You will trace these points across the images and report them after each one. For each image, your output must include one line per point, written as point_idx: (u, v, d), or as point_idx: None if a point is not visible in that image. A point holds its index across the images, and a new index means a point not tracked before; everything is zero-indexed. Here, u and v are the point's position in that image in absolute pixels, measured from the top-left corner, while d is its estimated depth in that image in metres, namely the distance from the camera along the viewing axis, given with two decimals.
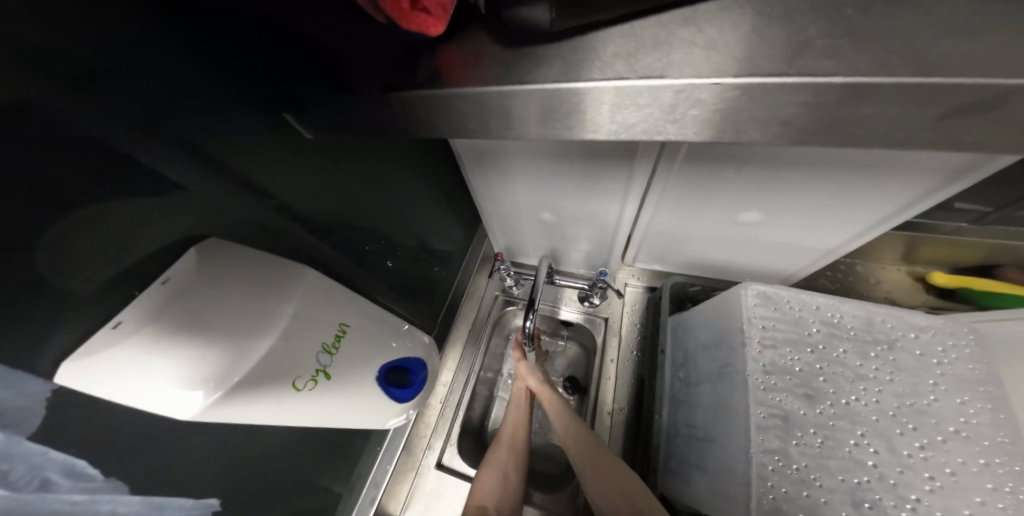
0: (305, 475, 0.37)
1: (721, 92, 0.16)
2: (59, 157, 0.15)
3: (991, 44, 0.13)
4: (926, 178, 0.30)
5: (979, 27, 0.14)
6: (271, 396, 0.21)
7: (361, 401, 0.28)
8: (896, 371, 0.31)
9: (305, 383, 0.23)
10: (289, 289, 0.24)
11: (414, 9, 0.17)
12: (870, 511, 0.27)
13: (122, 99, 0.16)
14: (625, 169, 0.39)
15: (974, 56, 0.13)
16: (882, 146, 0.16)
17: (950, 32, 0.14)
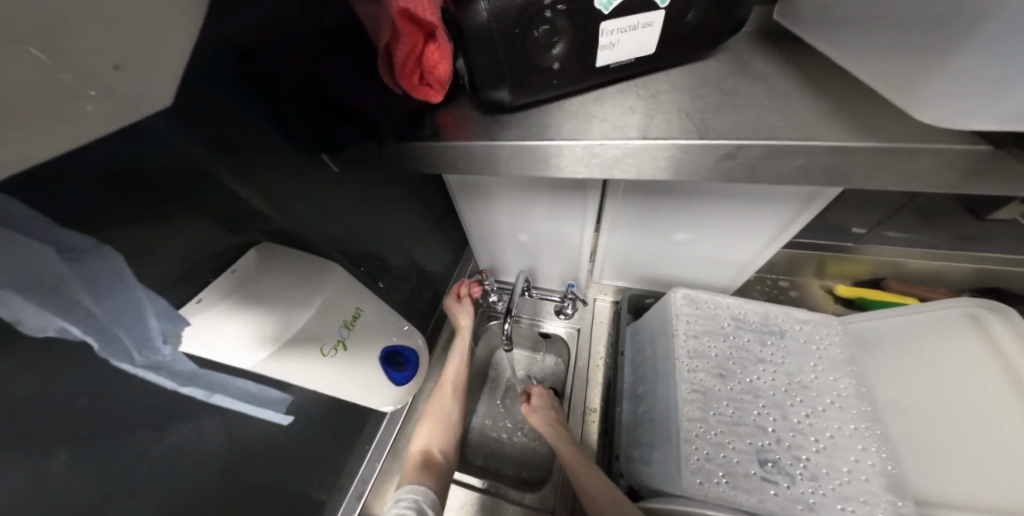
0: (308, 464, 0.41)
1: (607, 147, 0.27)
2: (164, 170, 0.22)
3: (738, 125, 0.26)
4: (790, 203, 0.42)
5: (735, 116, 0.27)
6: (305, 353, 0.28)
7: (367, 375, 0.34)
8: (786, 354, 0.40)
9: (329, 349, 0.30)
10: (318, 284, 0.31)
11: (421, 85, 0.27)
12: (772, 468, 0.34)
13: (206, 131, 0.24)
14: (581, 198, 0.49)
15: (727, 131, 0.25)
16: (704, 177, 0.27)
17: (720, 118, 0.27)
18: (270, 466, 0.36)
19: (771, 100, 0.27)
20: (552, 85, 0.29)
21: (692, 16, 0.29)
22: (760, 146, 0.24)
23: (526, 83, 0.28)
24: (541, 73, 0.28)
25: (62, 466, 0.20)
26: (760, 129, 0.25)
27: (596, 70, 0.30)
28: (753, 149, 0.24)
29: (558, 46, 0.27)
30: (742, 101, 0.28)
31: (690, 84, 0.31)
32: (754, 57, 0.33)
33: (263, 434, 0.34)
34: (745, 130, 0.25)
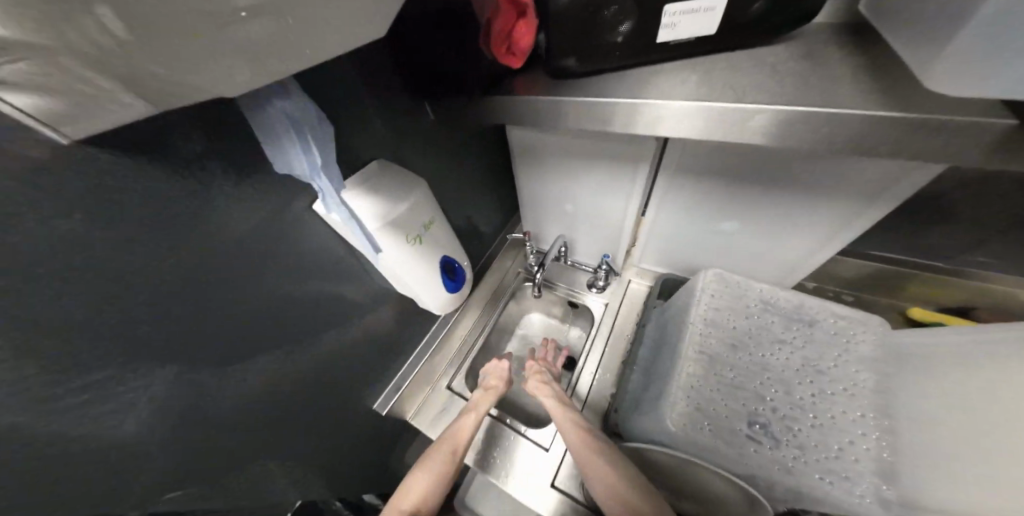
0: (378, 336, 0.56)
1: (644, 108, 0.33)
2: (335, 91, 0.34)
3: (767, 95, 0.30)
4: (851, 201, 0.44)
5: (770, 88, 0.31)
6: (396, 235, 0.40)
7: (428, 270, 0.46)
8: (807, 340, 0.40)
9: (410, 237, 0.41)
10: (412, 188, 0.42)
11: (507, 53, 0.36)
12: (759, 429, 0.36)
13: (361, 70, 0.36)
14: (630, 172, 0.55)
15: (753, 99, 0.30)
16: (729, 137, 0.31)
17: (753, 89, 0.31)
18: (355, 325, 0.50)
19: (814, 78, 0.31)
20: (614, 57, 0.36)
21: (758, 6, 0.33)
22: (780, 112, 0.28)
23: (591, 53, 0.35)
24: (605, 47, 0.35)
25: (261, 257, 0.33)
26: (789, 98, 0.29)
27: (655, 46, 0.35)
28: (773, 116, 0.29)
29: (624, 25, 0.33)
30: (783, 78, 0.32)
31: (743, 64, 0.35)
32: (819, 46, 0.36)
33: (359, 298, 0.48)
34: (771, 98, 0.29)
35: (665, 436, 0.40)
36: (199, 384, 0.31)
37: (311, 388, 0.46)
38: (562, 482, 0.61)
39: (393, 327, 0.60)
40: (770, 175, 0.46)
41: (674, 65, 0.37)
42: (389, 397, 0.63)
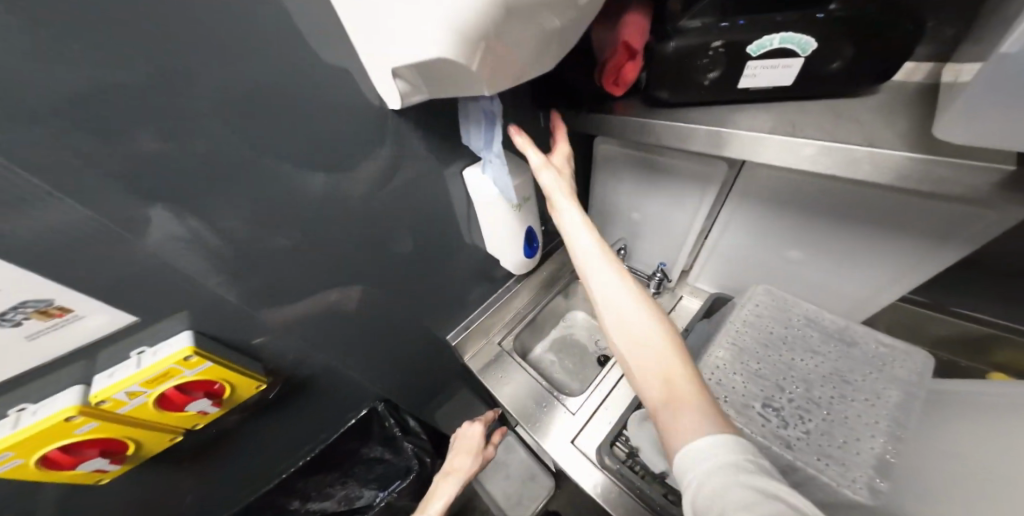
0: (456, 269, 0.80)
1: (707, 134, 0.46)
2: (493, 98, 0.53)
3: (812, 132, 0.39)
4: (923, 242, 0.47)
5: (820, 128, 0.40)
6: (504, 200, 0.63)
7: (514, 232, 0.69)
8: (842, 356, 0.47)
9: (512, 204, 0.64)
10: (520, 173, 0.63)
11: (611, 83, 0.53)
12: (770, 410, 0.44)
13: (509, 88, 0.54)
14: (697, 192, 0.66)
15: (797, 134, 0.40)
16: (775, 162, 0.42)
17: (803, 127, 0.41)
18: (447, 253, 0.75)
19: (865, 123, 0.39)
20: (700, 92, 0.48)
21: (835, 65, 0.40)
22: (815, 147, 0.38)
23: (681, 87, 0.48)
24: (694, 84, 0.47)
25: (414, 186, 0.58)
26: (831, 136, 0.38)
27: (735, 90, 0.46)
28: (810, 147, 0.38)
29: (712, 71, 0.45)
30: (840, 120, 0.40)
31: (812, 108, 0.44)
32: (892, 99, 0.42)
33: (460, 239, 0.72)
34: (814, 135, 0.39)
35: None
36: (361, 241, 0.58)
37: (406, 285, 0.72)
38: (580, 442, 0.73)
39: (467, 257, 0.81)
40: (835, 209, 0.52)
41: (751, 103, 0.47)
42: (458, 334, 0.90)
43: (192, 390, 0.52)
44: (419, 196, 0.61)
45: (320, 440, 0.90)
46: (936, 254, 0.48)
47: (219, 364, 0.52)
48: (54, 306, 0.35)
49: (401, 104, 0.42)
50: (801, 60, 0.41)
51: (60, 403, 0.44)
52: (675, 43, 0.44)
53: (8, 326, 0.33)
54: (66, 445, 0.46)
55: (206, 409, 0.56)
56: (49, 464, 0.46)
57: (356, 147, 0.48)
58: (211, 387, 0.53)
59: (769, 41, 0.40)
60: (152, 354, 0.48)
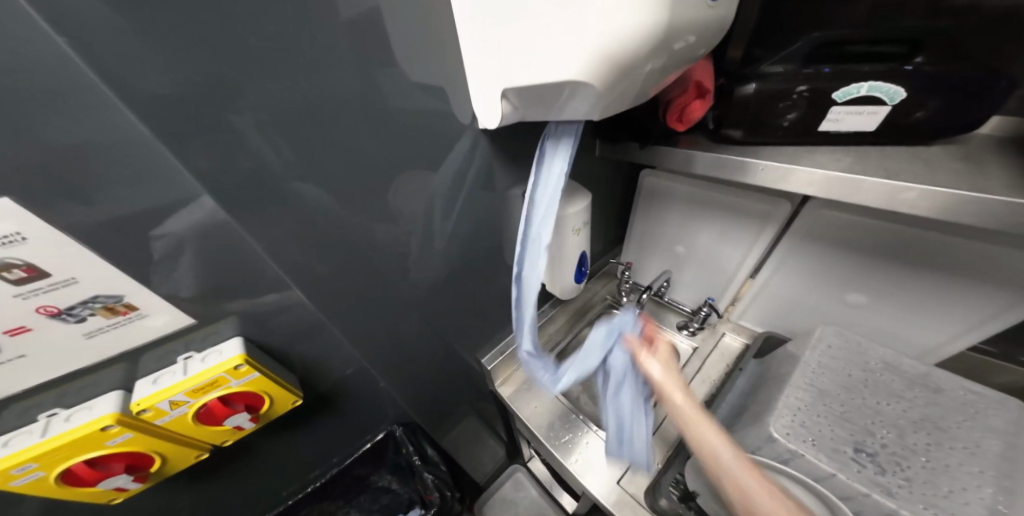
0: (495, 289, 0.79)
1: (787, 172, 0.47)
2: None
3: (907, 176, 0.40)
4: (1008, 293, 0.48)
5: (913, 172, 0.41)
6: (563, 221, 0.61)
7: (568, 256, 0.66)
8: (929, 402, 0.47)
9: (573, 227, 0.63)
10: (579, 198, 0.63)
11: (676, 119, 0.56)
12: (864, 455, 0.44)
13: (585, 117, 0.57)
14: (754, 229, 0.67)
15: (892, 177, 0.41)
16: (866, 201, 0.42)
17: (894, 171, 0.42)
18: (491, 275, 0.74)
19: (956, 171, 0.40)
20: (775, 134, 0.50)
21: (920, 114, 0.42)
22: (916, 191, 0.39)
23: (757, 129, 0.50)
24: (771, 126, 0.49)
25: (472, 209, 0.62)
26: (929, 180, 0.39)
27: (815, 132, 0.48)
28: (909, 191, 0.39)
29: (791, 113, 0.47)
30: (929, 167, 0.41)
31: (891, 154, 0.46)
32: (972, 150, 0.44)
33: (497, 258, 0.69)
34: (910, 179, 0.40)
35: (762, 444, 0.48)
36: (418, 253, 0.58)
37: (448, 302, 0.71)
38: (625, 484, 0.67)
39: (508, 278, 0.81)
40: (907, 255, 0.53)
41: (825, 146, 0.49)
42: (491, 357, 0.88)
43: (233, 403, 0.49)
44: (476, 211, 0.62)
45: (333, 464, 0.83)
46: (1019, 303, 0.48)
47: (266, 375, 0.48)
48: (123, 303, 0.37)
49: (497, 122, 0.47)
50: (887, 108, 0.43)
51: (97, 409, 0.41)
52: (756, 85, 0.46)
53: (76, 320, 0.36)
54: (93, 458, 0.42)
55: (243, 423, 0.52)
56: (70, 478, 0.42)
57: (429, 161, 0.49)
58: (253, 400, 0.50)
59: (856, 89, 0.42)
60: (198, 361, 0.45)
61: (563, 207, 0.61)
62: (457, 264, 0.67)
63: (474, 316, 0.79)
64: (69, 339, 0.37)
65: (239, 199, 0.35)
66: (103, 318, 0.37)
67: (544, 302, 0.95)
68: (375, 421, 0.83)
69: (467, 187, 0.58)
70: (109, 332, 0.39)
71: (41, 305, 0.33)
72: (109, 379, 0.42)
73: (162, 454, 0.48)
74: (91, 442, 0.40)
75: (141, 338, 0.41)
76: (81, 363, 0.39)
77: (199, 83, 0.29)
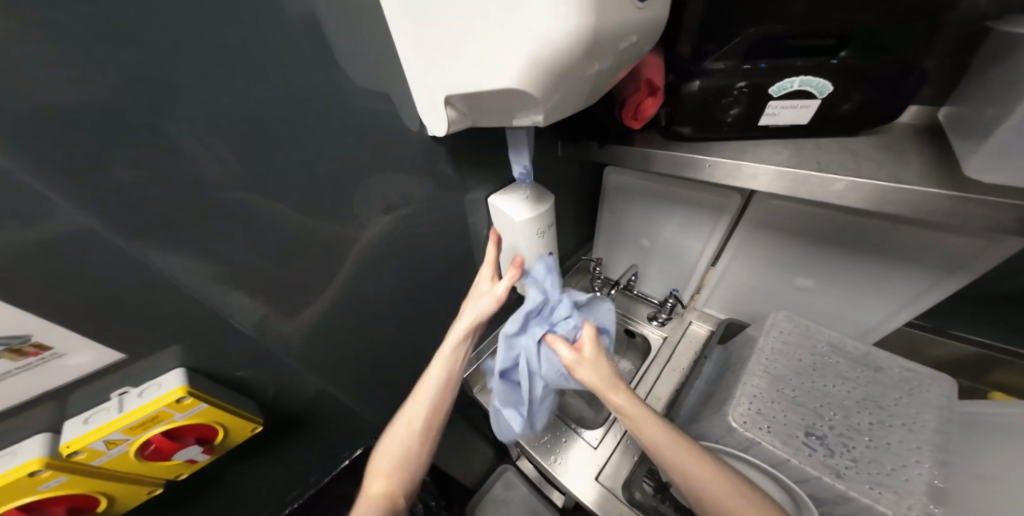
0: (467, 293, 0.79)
1: (731, 167, 0.49)
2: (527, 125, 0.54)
3: (839, 169, 0.42)
4: (934, 272, 0.52)
5: (844, 164, 0.43)
6: (531, 223, 0.63)
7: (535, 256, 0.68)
8: (870, 381, 0.51)
9: (541, 231, 0.65)
10: (545, 199, 0.64)
11: (631, 117, 0.56)
12: (816, 439, 0.47)
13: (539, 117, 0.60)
14: (711, 220, 0.69)
15: (824, 170, 0.43)
16: (805, 194, 0.44)
17: (827, 164, 0.44)
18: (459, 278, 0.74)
19: (882, 162, 0.43)
20: (722, 129, 0.51)
21: (846, 107, 0.45)
22: (844, 183, 0.41)
23: (706, 126, 0.51)
24: (718, 122, 0.50)
25: (431, 215, 0.60)
26: (857, 172, 0.41)
27: (756, 127, 0.50)
28: (839, 184, 0.41)
29: (734, 109, 0.48)
30: (859, 158, 0.44)
31: (825, 146, 0.48)
32: (896, 140, 0.47)
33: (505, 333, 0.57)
34: (842, 170, 0.42)
35: (725, 433, 0.50)
36: (377, 261, 0.57)
37: (416, 309, 0.70)
38: (604, 478, 0.69)
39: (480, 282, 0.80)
40: (845, 242, 0.57)
41: (765, 139, 0.52)
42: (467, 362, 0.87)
43: (182, 436, 0.46)
44: (435, 217, 0.61)
45: (309, 485, 0.80)
46: (947, 279, 0.52)
47: (214, 405, 0.45)
48: (32, 343, 0.33)
49: (444, 130, 0.46)
50: (818, 102, 0.45)
51: (21, 455, 0.37)
52: (700, 82, 0.47)
53: None
54: (27, 504, 0.38)
55: (195, 456, 0.49)
56: None
57: (376, 169, 0.48)
58: (204, 433, 0.47)
59: (789, 84, 0.44)
60: (136, 396, 0.42)
61: (529, 208, 0.62)
62: (422, 271, 0.66)
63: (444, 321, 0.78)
64: None
65: (160, 224, 0.33)
66: (9, 362, 0.32)
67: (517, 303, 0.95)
68: (350, 436, 0.80)
69: (425, 192, 0.57)
70: (17, 376, 0.34)
71: None
72: (31, 422, 0.38)
73: (107, 494, 0.44)
74: (20, 488, 0.37)
75: (59, 379, 0.37)
76: None
77: (89, 98, 0.25)
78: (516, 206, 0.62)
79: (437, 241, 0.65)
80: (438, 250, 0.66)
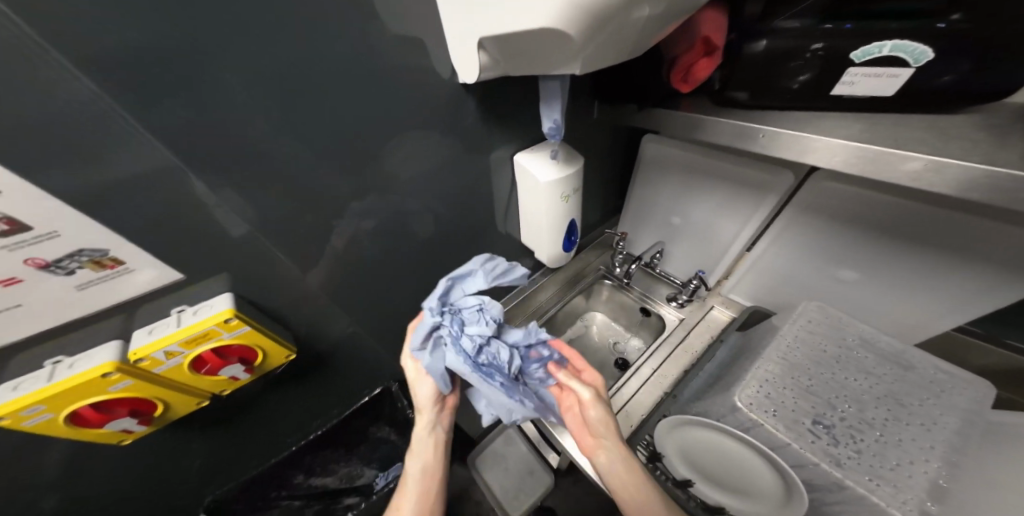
0: (489, 254, 0.80)
1: (787, 139, 0.45)
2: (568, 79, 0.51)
3: (917, 145, 0.37)
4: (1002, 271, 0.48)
5: (923, 141, 0.38)
6: (556, 187, 0.62)
7: (558, 220, 0.67)
8: (897, 379, 0.48)
9: (565, 195, 0.64)
10: (573, 162, 0.63)
11: (680, 79, 0.52)
12: (820, 427, 0.46)
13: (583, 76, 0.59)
14: (753, 200, 0.65)
15: (898, 147, 0.38)
16: (870, 172, 0.40)
17: (903, 140, 0.39)
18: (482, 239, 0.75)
19: (971, 141, 0.37)
20: (783, 97, 0.47)
21: (946, 79, 0.38)
22: (922, 162, 0.36)
23: (764, 91, 0.48)
24: (780, 89, 0.47)
25: (460, 171, 0.60)
26: (939, 151, 0.36)
27: (826, 96, 0.45)
28: (915, 162, 0.37)
29: (802, 74, 0.44)
30: (943, 135, 0.39)
31: (903, 120, 0.43)
32: (993, 118, 0.41)
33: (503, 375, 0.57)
34: (920, 148, 0.37)
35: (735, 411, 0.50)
36: (405, 213, 0.58)
37: (439, 265, 0.71)
38: None
39: (502, 245, 0.81)
40: (903, 232, 0.52)
41: (832, 110, 0.46)
42: None
43: (227, 355, 0.51)
44: (464, 174, 0.61)
45: (331, 416, 0.87)
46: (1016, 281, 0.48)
47: (257, 329, 0.50)
48: (109, 258, 0.37)
49: (476, 77, 0.43)
50: (912, 70, 0.38)
51: (96, 358, 0.42)
52: (767, 42, 0.44)
53: (63, 273, 0.36)
54: (97, 403, 0.44)
55: (238, 374, 0.54)
56: (79, 421, 0.45)
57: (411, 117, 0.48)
58: (245, 354, 0.52)
59: (877, 48, 0.38)
60: (191, 314, 0.47)
61: (556, 171, 0.61)
62: (447, 228, 0.67)
63: (464, 280, 0.80)
64: (62, 291, 0.38)
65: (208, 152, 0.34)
66: (92, 271, 0.37)
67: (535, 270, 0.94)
68: (369, 377, 0.87)
69: (456, 147, 0.56)
70: (97, 285, 0.39)
71: (29, 258, 0.33)
72: (106, 328, 0.44)
73: (163, 400, 0.51)
74: (92, 388, 0.42)
75: (127, 293, 0.42)
76: (77, 314, 0.40)
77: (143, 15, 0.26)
78: (541, 167, 0.61)
79: (464, 199, 0.65)
80: (464, 208, 0.66)
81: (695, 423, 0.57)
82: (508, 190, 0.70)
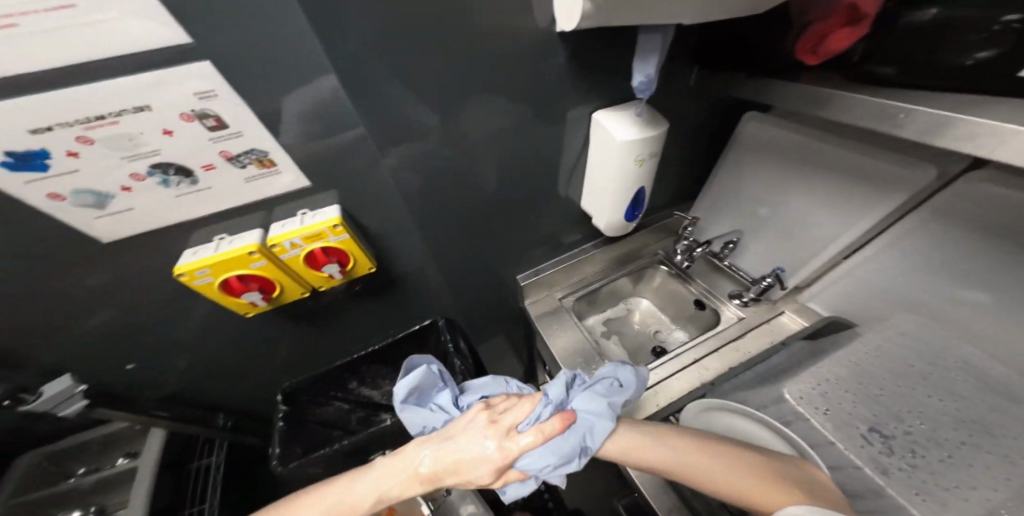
0: (550, 217, 0.82)
1: (929, 117, 0.38)
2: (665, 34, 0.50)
3: None
4: None
5: None
6: (632, 149, 0.61)
7: (626, 186, 0.67)
8: (997, 410, 0.43)
9: (641, 158, 0.63)
10: (656, 123, 0.61)
11: (810, 51, 0.48)
12: (874, 434, 0.43)
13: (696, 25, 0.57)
14: (865, 200, 0.60)
15: None
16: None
17: None
18: (546, 200, 0.77)
19: None
20: (947, 76, 0.37)
21: None
22: None
23: (913, 67, 0.39)
24: (941, 66, 0.37)
25: (537, 126, 0.62)
26: None
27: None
28: None
29: (982, 50, 0.34)
30: None
31: None
32: None
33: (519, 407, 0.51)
34: None
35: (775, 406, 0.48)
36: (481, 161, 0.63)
37: (500, 219, 0.76)
38: None
39: (563, 210, 0.82)
40: None
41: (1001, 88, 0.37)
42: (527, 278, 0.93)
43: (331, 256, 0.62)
44: (540, 130, 0.63)
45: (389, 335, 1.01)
46: None
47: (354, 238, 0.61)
48: (266, 158, 0.49)
49: (572, 24, 0.45)
50: None
51: (246, 238, 0.56)
52: (938, 8, 0.35)
53: (239, 166, 0.49)
54: (241, 275, 0.58)
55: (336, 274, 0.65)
56: (228, 288, 0.59)
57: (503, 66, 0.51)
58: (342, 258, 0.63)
59: None
60: (311, 216, 0.58)
61: (634, 132, 0.60)
62: (515, 183, 0.70)
63: (521, 239, 0.84)
64: (237, 181, 0.51)
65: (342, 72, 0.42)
66: (256, 169, 0.50)
67: (587, 241, 0.94)
68: (421, 310, 0.98)
69: (538, 101, 0.58)
70: (257, 181, 0.52)
71: (223, 150, 0.46)
72: (252, 218, 0.58)
73: (282, 286, 0.63)
74: (241, 260, 0.56)
75: (272, 190, 0.54)
76: (238, 201, 0.54)
77: None
78: (620, 126, 0.60)
79: (536, 156, 0.67)
80: (534, 165, 0.69)
81: (719, 410, 0.55)
82: (579, 153, 0.71)
